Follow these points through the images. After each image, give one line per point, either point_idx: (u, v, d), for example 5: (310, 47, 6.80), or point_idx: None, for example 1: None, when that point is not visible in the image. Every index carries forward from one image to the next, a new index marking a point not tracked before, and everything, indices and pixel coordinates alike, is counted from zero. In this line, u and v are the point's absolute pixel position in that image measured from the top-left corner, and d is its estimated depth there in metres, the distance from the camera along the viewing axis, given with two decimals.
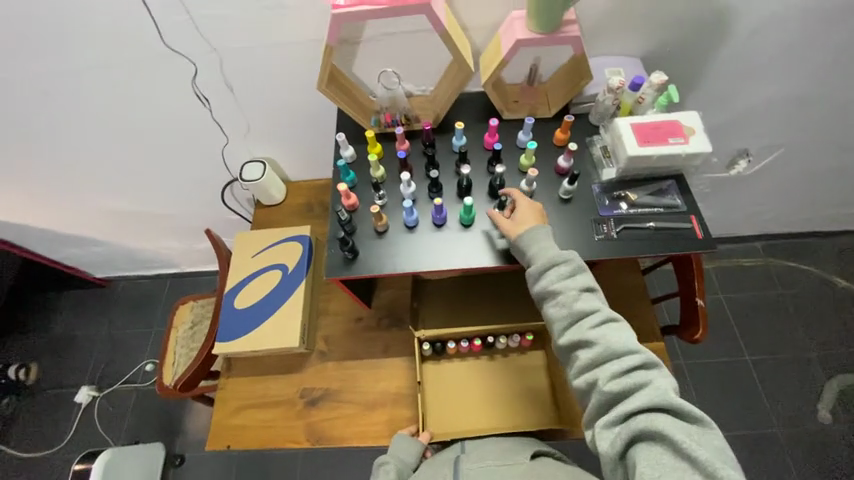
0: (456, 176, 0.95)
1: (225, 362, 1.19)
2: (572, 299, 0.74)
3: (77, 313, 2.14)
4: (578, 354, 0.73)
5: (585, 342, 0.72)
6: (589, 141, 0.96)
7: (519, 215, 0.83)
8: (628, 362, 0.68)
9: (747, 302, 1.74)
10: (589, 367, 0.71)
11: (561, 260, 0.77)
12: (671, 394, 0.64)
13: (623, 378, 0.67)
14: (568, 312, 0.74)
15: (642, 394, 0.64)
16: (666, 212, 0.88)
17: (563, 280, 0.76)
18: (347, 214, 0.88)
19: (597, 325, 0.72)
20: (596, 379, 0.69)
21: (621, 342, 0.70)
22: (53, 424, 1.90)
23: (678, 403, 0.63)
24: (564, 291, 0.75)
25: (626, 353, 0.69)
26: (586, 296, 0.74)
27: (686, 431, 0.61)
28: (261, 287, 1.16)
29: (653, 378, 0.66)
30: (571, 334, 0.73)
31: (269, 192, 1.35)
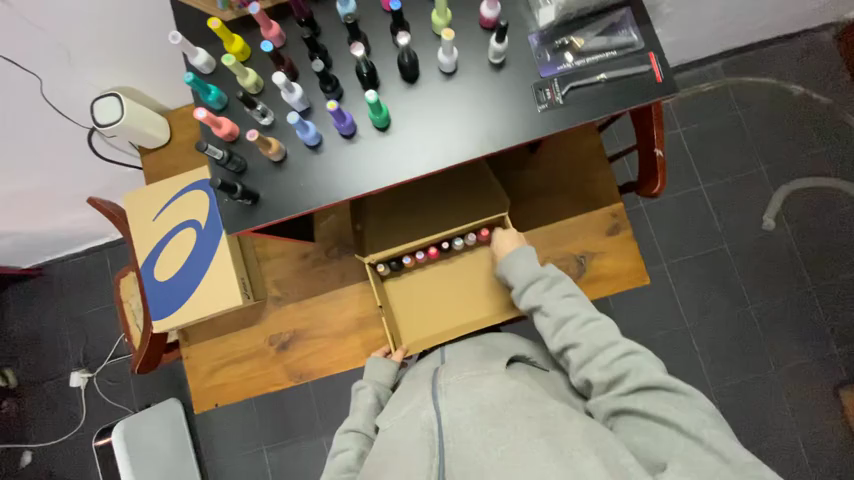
0: (354, 62, 0.71)
1: (180, 332, 1.11)
2: (552, 307, 0.83)
3: (25, 309, 1.97)
4: (568, 356, 0.79)
5: (570, 345, 0.79)
6: None
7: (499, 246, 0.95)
8: (613, 356, 0.74)
9: (707, 131, 1.68)
10: (579, 366, 0.77)
11: (538, 277, 0.87)
12: (653, 372, 0.70)
13: (608, 368, 0.73)
14: (551, 320, 0.82)
15: (634, 382, 0.70)
16: (620, 54, 0.71)
17: (541, 292, 0.85)
18: (222, 152, 0.68)
19: (581, 326, 0.80)
20: (588, 377, 0.75)
21: (604, 338, 0.77)
22: (60, 410, 1.92)
23: (662, 380, 0.69)
24: (546, 301, 0.84)
25: (610, 348, 0.75)
26: (565, 301, 0.83)
27: (675, 406, 0.66)
28: (178, 251, 1.00)
29: (637, 364, 0.72)
30: (559, 339, 0.81)
31: (145, 133, 1.06)
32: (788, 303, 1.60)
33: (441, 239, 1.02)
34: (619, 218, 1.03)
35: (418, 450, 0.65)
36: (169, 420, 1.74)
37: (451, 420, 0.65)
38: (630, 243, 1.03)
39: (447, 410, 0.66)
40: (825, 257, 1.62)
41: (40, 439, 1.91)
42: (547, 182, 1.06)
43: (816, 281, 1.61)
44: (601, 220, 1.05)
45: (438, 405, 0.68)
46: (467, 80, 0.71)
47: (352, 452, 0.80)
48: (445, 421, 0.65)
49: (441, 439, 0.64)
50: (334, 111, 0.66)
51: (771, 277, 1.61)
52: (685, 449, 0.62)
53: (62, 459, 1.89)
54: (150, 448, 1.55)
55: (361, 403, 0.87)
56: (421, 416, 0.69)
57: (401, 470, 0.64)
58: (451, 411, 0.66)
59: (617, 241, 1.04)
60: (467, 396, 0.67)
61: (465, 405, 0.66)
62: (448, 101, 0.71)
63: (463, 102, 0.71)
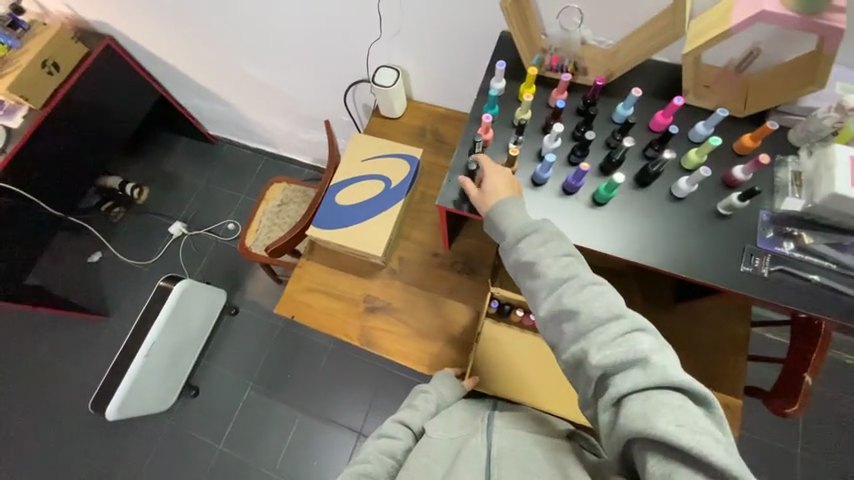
0: (607, 148, 0.85)
1: (309, 245, 1.28)
2: (546, 267, 0.68)
3: (186, 157, 2.36)
4: (561, 328, 0.65)
5: (563, 314, 0.65)
6: (780, 160, 0.81)
7: (489, 184, 0.81)
8: (611, 336, 0.60)
9: (844, 405, 1.49)
10: (574, 342, 0.63)
11: (531, 229, 0.72)
12: (668, 369, 0.54)
13: (611, 352, 0.59)
14: (544, 282, 0.68)
15: (640, 377, 0.55)
16: (839, 271, 0.74)
17: (540, 250, 0.70)
18: (481, 149, 0.86)
19: (580, 295, 0.64)
20: (584, 354, 0.61)
21: (605, 310, 0.62)
22: (147, 240, 2.20)
23: (679, 383, 0.53)
24: (541, 260, 0.69)
25: (611, 324, 0.61)
26: (567, 264, 0.67)
27: (684, 416, 0.51)
28: (362, 190, 1.20)
29: (648, 353, 0.57)
30: (552, 307, 0.66)
31: (392, 104, 1.33)
32: None
33: None
34: (730, 411, 0.99)
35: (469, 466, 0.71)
36: (211, 304, 1.87)
37: (501, 452, 0.72)
38: None
39: (499, 443, 0.74)
40: None
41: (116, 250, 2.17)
42: (675, 334, 1.06)
43: None
44: None
45: (491, 437, 0.75)
46: (687, 211, 0.80)
47: (401, 442, 0.84)
48: (496, 451, 0.73)
49: (489, 465, 0.71)
50: (581, 170, 0.80)
51: None
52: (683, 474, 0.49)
53: (117, 277, 2.11)
54: (185, 314, 1.70)
55: (420, 404, 0.91)
56: (471, 441, 0.77)
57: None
58: (502, 447, 0.73)
59: None
60: (519, 443, 0.74)
61: (515, 447, 0.73)
62: (662, 216, 0.80)
63: (677, 223, 0.80)
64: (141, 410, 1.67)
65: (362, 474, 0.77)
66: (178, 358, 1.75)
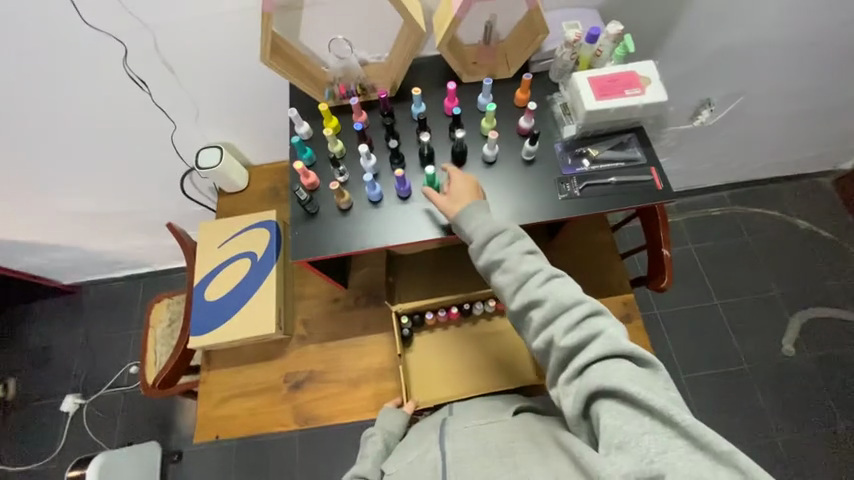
0: (418, 145, 0.92)
1: (204, 355, 1.15)
2: (516, 262, 0.74)
3: (48, 321, 1.85)
4: (531, 316, 0.71)
5: (531, 300, 0.71)
6: (550, 99, 0.94)
7: (454, 192, 0.82)
8: (579, 316, 0.66)
9: (717, 249, 1.86)
10: (540, 322, 0.70)
11: (497, 230, 0.76)
12: (622, 341, 0.63)
13: (575, 330, 0.66)
14: (513, 276, 0.73)
15: (600, 347, 0.63)
16: (628, 166, 0.89)
17: (503, 249, 0.75)
18: (307, 195, 0.87)
19: (545, 283, 0.71)
20: (553, 338, 0.68)
21: (570, 295, 0.69)
22: (39, 436, 1.66)
23: (627, 349, 0.62)
24: (508, 258, 0.74)
25: (574, 304, 0.68)
26: (529, 259, 0.74)
27: (639, 376, 0.60)
28: (232, 277, 1.13)
29: (603, 327, 0.65)
30: (522, 298, 0.72)
31: (230, 179, 1.25)
32: (814, 433, 1.56)
33: (464, 300, 1.10)
34: (629, 306, 1.12)
35: None
36: (145, 465, 1.49)
37: (459, 457, 0.69)
38: (640, 331, 1.09)
39: (454, 450, 0.70)
40: (847, 391, 1.61)
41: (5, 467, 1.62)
42: (563, 266, 1.18)
43: (841, 415, 1.58)
44: (613, 307, 1.13)
45: (445, 446, 0.71)
46: (504, 169, 0.89)
47: None
48: (452, 459, 0.69)
49: (446, 475, 0.67)
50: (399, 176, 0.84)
51: (792, 404, 1.60)
52: (649, 430, 0.56)
53: None
54: None
55: (371, 451, 0.85)
56: (426, 460, 0.72)
57: None
58: (456, 452, 0.70)
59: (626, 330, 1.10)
60: (474, 440, 0.71)
61: (471, 447, 0.70)
62: (486, 182, 0.88)
63: (501, 183, 0.88)
64: None
65: None
66: None
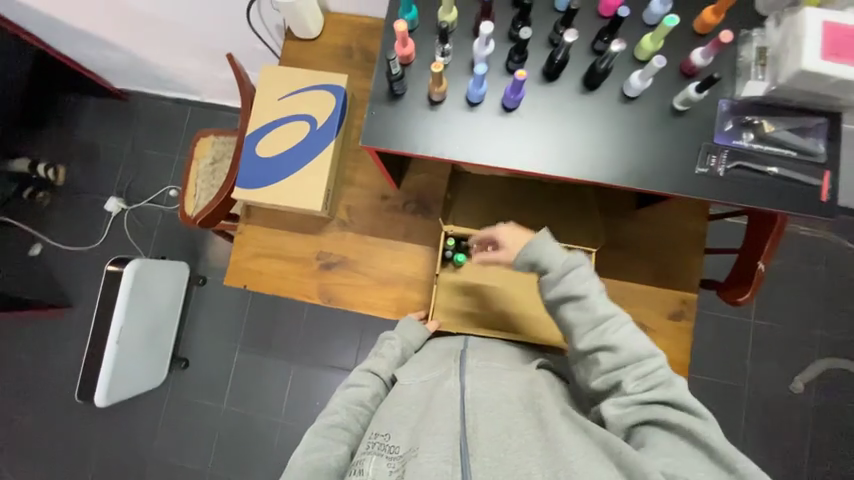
0: (549, 48, 0.71)
1: (245, 207, 1.13)
2: (594, 302, 0.68)
3: (97, 120, 1.85)
4: (596, 358, 0.66)
5: (603, 346, 0.65)
6: (744, 36, 0.70)
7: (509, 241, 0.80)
8: (648, 362, 0.63)
9: (786, 271, 1.67)
10: (607, 369, 0.65)
11: (576, 263, 0.70)
12: (692, 393, 0.60)
13: (645, 375, 0.62)
14: (588, 317, 0.67)
15: (668, 395, 0.59)
16: (798, 158, 0.69)
17: (583, 283, 0.69)
18: (399, 69, 0.71)
19: (619, 328, 0.66)
20: (620, 382, 0.63)
21: (641, 342, 0.65)
22: (85, 225, 1.80)
23: (699, 401, 0.59)
24: (583, 293, 0.68)
25: (646, 352, 0.64)
26: (604, 298, 0.68)
27: (708, 427, 0.56)
28: (287, 137, 1.04)
29: (673, 376, 0.62)
30: (593, 339, 0.66)
31: (304, 21, 1.07)
32: (779, 464, 1.58)
33: None
34: (687, 307, 1.02)
35: (441, 414, 0.66)
36: (177, 280, 1.64)
37: (477, 397, 0.67)
38: (687, 335, 1.02)
39: (474, 387, 0.69)
40: (837, 444, 1.59)
41: (55, 242, 1.79)
42: (634, 241, 1.05)
43: (816, 459, 1.58)
44: (669, 301, 1.03)
45: (465, 381, 0.70)
46: (642, 113, 0.70)
47: (369, 390, 0.80)
48: (470, 396, 0.68)
49: (464, 408, 0.66)
50: (518, 80, 0.67)
51: (777, 435, 1.60)
52: (707, 473, 0.54)
53: (63, 273, 1.78)
54: (149, 296, 1.49)
55: (387, 352, 0.87)
56: (444, 386, 0.71)
57: (422, 427, 0.65)
58: (476, 390, 0.69)
59: (674, 328, 1.02)
60: (492, 384, 0.70)
61: (492, 389, 0.69)
62: (614, 122, 0.71)
63: (632, 128, 0.70)
64: (140, 388, 1.55)
65: (332, 426, 0.73)
66: (158, 339, 1.58)
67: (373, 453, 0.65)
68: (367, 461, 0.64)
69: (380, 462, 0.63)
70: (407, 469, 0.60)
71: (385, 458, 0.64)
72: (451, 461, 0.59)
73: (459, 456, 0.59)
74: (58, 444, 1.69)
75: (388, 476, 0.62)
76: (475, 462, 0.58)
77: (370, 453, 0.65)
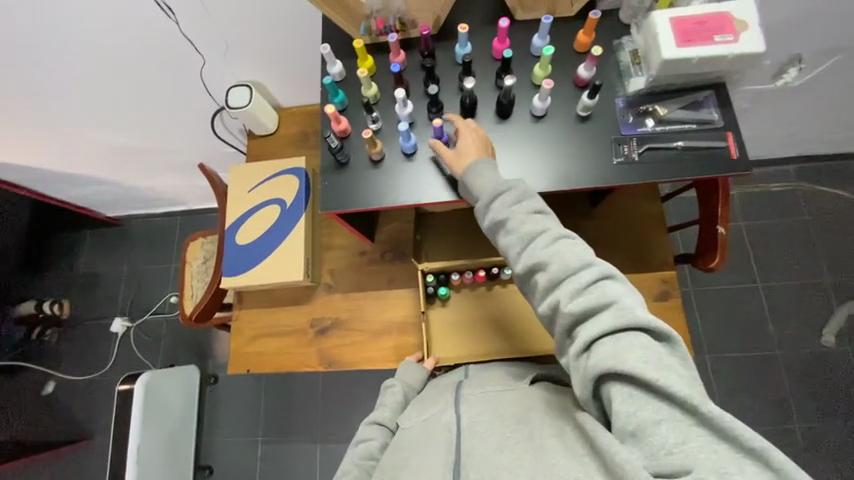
0: (460, 94, 0.83)
1: (236, 295, 1.20)
2: (522, 222, 0.68)
3: (95, 249, 1.98)
4: (536, 280, 0.67)
5: (537, 267, 0.66)
6: (617, 44, 0.82)
7: (462, 146, 0.76)
8: (585, 279, 0.63)
9: (770, 228, 1.70)
10: (548, 288, 0.65)
11: (503, 188, 0.71)
12: (637, 313, 0.58)
13: (584, 298, 0.62)
14: (517, 236, 0.69)
15: (611, 321, 0.58)
16: (699, 129, 0.78)
17: (508, 207, 0.70)
18: (338, 142, 0.82)
19: (553, 246, 0.66)
20: (558, 302, 0.64)
21: (577, 258, 0.64)
22: (94, 351, 1.85)
23: (644, 322, 0.58)
24: (511, 216, 0.69)
25: (581, 267, 0.63)
26: (535, 218, 0.69)
27: (655, 357, 0.55)
28: (261, 222, 1.13)
29: (617, 297, 0.60)
30: (526, 260, 0.67)
31: (260, 121, 1.22)
32: (837, 426, 1.50)
33: (492, 264, 1.07)
34: (669, 284, 1.05)
35: (437, 447, 0.66)
36: (188, 384, 1.65)
37: (473, 422, 0.67)
38: (678, 311, 1.04)
39: (469, 413, 0.69)
40: None
41: (67, 375, 1.82)
42: (601, 235, 1.11)
43: None
44: (651, 283, 1.07)
45: (461, 410, 0.70)
46: (553, 125, 0.80)
47: (377, 441, 0.80)
48: (465, 424, 0.67)
49: (459, 439, 0.66)
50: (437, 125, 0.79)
51: (822, 395, 1.53)
52: (665, 418, 0.52)
53: (77, 404, 1.79)
54: (162, 407, 1.49)
55: (389, 400, 0.88)
56: (441, 420, 0.70)
57: (424, 464, 0.65)
58: (471, 417, 0.68)
59: (664, 307, 1.04)
60: (488, 406, 0.70)
61: (487, 412, 0.68)
62: (532, 139, 0.80)
63: (549, 140, 0.80)
64: None
65: None
66: (176, 449, 1.55)
67: None
68: None
69: None
70: None
71: None
72: None
73: None
74: None
75: None
76: None
77: None
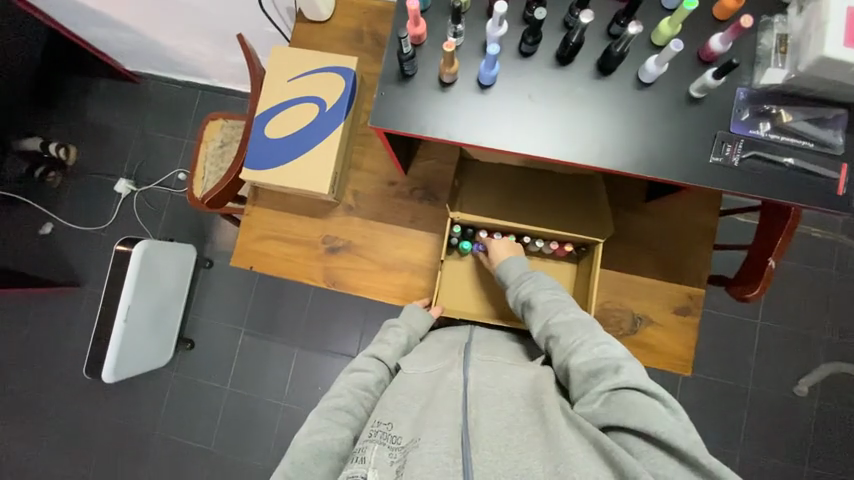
0: (563, 31, 0.70)
1: (252, 189, 1.14)
2: (539, 299, 0.80)
3: (108, 101, 1.86)
4: (551, 349, 0.73)
5: (552, 337, 0.74)
6: (765, 22, 0.68)
7: (495, 252, 0.99)
8: (593, 349, 0.68)
9: (795, 272, 1.64)
10: (558, 356, 0.71)
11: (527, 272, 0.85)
12: (638, 378, 0.62)
13: (590, 360, 0.67)
14: (537, 313, 0.78)
15: (612, 381, 0.63)
16: (815, 150, 0.68)
17: (531, 288, 0.83)
18: (410, 49, 0.70)
19: (563, 318, 0.74)
20: (567, 366, 0.69)
21: (585, 331, 0.71)
22: (94, 205, 1.82)
23: (646, 387, 0.62)
24: (533, 295, 0.81)
25: (588, 338, 0.70)
26: (553, 295, 0.79)
27: (657, 413, 0.59)
28: (296, 119, 1.04)
29: (617, 361, 0.65)
30: (543, 331, 0.76)
31: (316, 2, 1.06)
32: (780, 466, 1.58)
33: (525, 232, 1.01)
34: (693, 302, 1.01)
35: (444, 403, 0.66)
36: (183, 263, 1.65)
37: (480, 387, 0.68)
38: (692, 330, 1.01)
39: (477, 378, 0.69)
40: (838, 447, 1.58)
41: (65, 221, 1.82)
42: (641, 234, 1.04)
43: (816, 462, 1.58)
44: (676, 296, 1.02)
45: (469, 373, 0.70)
46: (656, 100, 0.69)
47: (373, 375, 0.80)
48: (473, 387, 0.68)
49: (467, 402, 0.65)
50: (491, 56, 0.67)
51: (777, 438, 1.59)
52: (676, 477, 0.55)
53: (73, 252, 1.80)
54: (154, 278, 1.49)
55: (391, 339, 0.87)
56: (447, 377, 0.71)
57: (426, 417, 0.65)
58: (479, 382, 0.68)
59: (679, 322, 1.01)
60: (498, 377, 0.70)
61: (495, 381, 0.69)
62: (627, 109, 0.69)
63: (645, 116, 0.69)
64: (144, 367, 1.56)
65: (336, 408, 0.74)
66: (163, 320, 1.59)
67: (377, 440, 0.66)
68: (369, 448, 0.65)
69: (382, 451, 0.64)
70: (408, 459, 0.61)
71: (388, 448, 0.64)
72: (453, 453, 0.60)
73: (461, 449, 0.60)
74: (65, 418, 1.73)
75: (389, 466, 0.62)
76: (475, 456, 0.58)
77: (374, 442, 0.66)
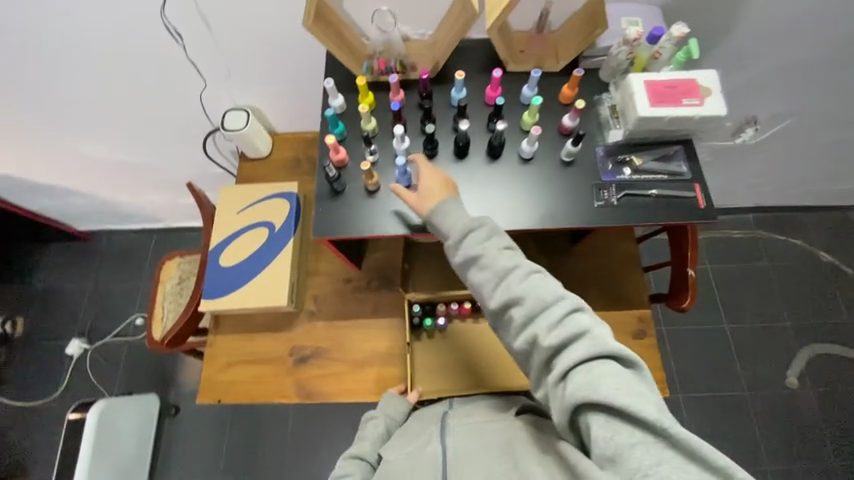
0: (453, 134, 0.88)
1: (212, 319, 1.15)
2: (493, 259, 0.71)
3: (59, 265, 1.87)
4: (511, 315, 0.68)
5: (512, 301, 0.68)
6: (598, 99, 0.90)
7: (425, 190, 0.79)
8: (559, 314, 0.64)
9: (734, 272, 1.80)
10: (519, 325, 0.67)
11: (474, 225, 0.74)
12: (609, 342, 0.60)
13: (557, 331, 0.63)
14: (492, 274, 0.71)
15: (585, 352, 0.59)
16: (670, 179, 0.85)
17: (481, 244, 0.73)
18: (335, 172, 0.84)
19: (523, 280, 0.68)
20: (535, 336, 0.65)
21: (548, 291, 0.66)
22: (43, 375, 1.70)
23: (616, 353, 0.59)
24: (486, 253, 0.72)
25: (552, 300, 0.65)
26: (507, 254, 0.71)
27: (630, 383, 0.57)
28: (248, 244, 1.12)
29: (588, 328, 0.62)
30: (501, 295, 0.69)
31: (254, 144, 1.23)
32: (804, 468, 1.55)
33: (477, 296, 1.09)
34: (646, 323, 1.09)
35: None
36: (145, 414, 1.53)
37: (458, 453, 0.69)
38: (654, 349, 1.07)
39: (454, 446, 0.70)
40: (846, 431, 1.59)
41: (8, 401, 1.67)
42: (580, 273, 1.15)
43: (835, 452, 1.56)
44: (629, 321, 1.11)
45: (446, 442, 0.71)
46: (539, 168, 0.86)
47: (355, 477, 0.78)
48: (451, 455, 0.69)
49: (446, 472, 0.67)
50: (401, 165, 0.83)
51: (788, 438, 1.58)
52: (640, 441, 0.53)
53: (18, 435, 1.62)
54: (115, 441, 1.36)
55: (370, 433, 0.86)
56: (427, 452, 0.72)
57: None
58: (456, 449, 0.70)
59: (640, 345, 1.08)
60: (474, 438, 0.71)
61: (471, 443, 0.70)
62: (520, 180, 0.85)
63: (536, 181, 0.85)
64: None
65: None
66: None
67: None
68: None
69: None
70: None
71: None
72: None
73: None
74: None
75: None
76: None
77: None
